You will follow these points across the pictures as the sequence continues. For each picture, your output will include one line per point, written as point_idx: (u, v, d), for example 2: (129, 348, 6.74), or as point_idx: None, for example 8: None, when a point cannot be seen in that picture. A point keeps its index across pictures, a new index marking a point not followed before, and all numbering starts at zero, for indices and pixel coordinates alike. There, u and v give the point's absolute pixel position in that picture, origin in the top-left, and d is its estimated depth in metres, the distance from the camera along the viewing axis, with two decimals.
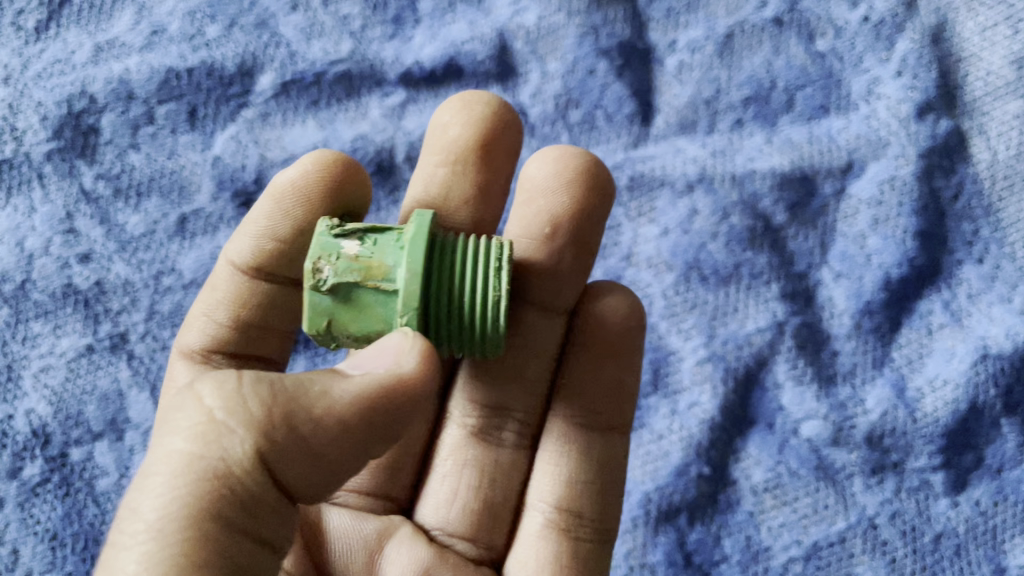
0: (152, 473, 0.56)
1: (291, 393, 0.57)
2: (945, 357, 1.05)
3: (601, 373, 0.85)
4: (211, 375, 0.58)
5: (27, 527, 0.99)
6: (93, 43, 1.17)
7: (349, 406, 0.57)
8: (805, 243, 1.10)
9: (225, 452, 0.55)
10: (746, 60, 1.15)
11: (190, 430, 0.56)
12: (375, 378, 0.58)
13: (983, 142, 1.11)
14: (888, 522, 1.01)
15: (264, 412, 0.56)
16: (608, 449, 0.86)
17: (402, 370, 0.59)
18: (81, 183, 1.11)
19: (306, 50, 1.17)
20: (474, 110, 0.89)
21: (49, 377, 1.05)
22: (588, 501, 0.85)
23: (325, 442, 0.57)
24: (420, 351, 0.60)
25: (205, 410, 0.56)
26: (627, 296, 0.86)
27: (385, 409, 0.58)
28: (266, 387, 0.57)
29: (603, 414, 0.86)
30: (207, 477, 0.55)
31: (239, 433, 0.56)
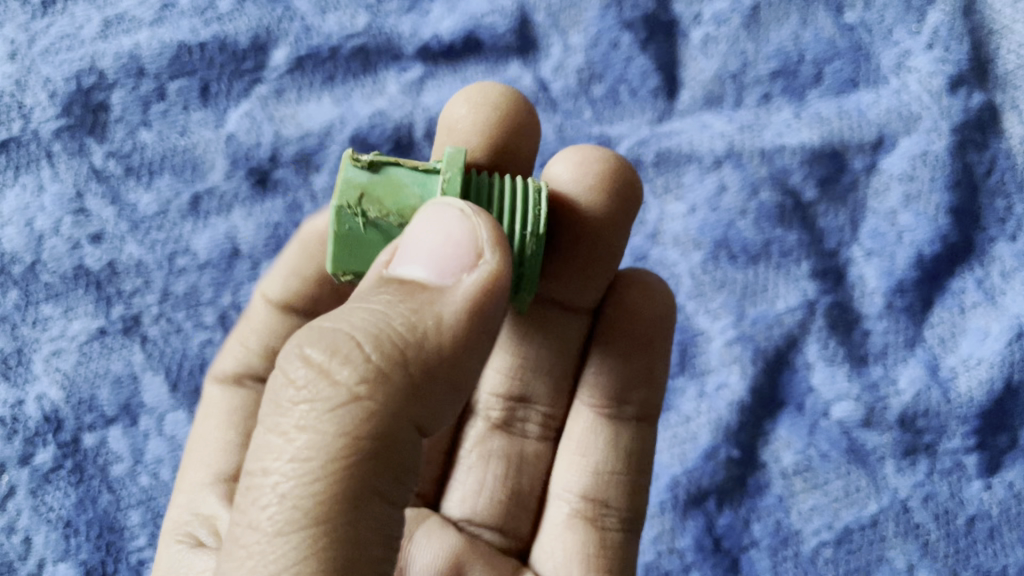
0: (296, 463, 0.52)
1: (412, 339, 0.55)
2: (978, 337, 1.02)
3: (625, 366, 0.83)
4: (323, 342, 0.55)
5: (40, 514, 0.98)
6: (102, 18, 1.14)
7: (459, 325, 0.56)
8: (835, 221, 1.07)
9: (372, 419, 0.53)
10: (773, 33, 1.12)
11: (321, 406, 0.53)
12: (478, 289, 0.56)
13: (1016, 117, 1.08)
14: (920, 505, 0.99)
15: (397, 364, 0.54)
16: (637, 440, 0.85)
17: (490, 268, 0.56)
18: (91, 162, 1.08)
19: (322, 25, 1.13)
20: (484, 104, 0.84)
21: (61, 361, 1.02)
22: (616, 492, 0.84)
23: (447, 373, 0.56)
24: (495, 236, 0.57)
25: (332, 382, 0.53)
26: (656, 293, 0.83)
27: (486, 315, 0.57)
28: (387, 340, 0.54)
29: (628, 407, 0.84)
30: (354, 447, 0.52)
31: (376, 393, 0.53)
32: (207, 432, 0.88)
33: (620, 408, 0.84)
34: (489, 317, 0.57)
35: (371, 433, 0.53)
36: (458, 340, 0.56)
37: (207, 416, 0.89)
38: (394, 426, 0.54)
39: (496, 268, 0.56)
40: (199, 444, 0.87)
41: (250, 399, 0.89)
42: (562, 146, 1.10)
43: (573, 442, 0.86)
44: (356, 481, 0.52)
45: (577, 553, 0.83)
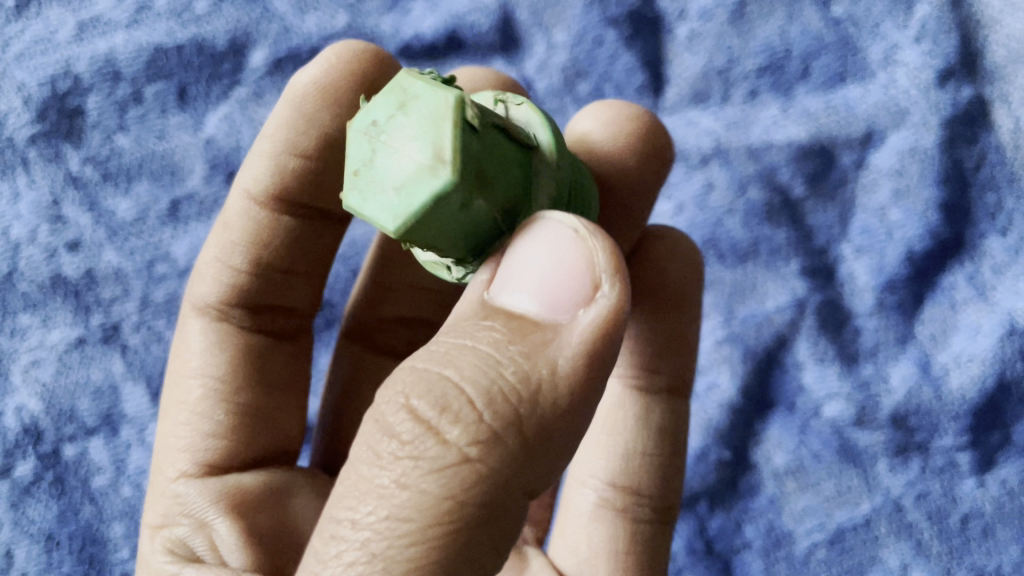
0: (392, 523, 0.52)
1: (524, 403, 0.53)
2: (970, 332, 1.01)
3: (657, 326, 0.88)
4: (433, 398, 0.54)
5: (22, 527, 0.96)
6: (76, 21, 1.11)
7: (574, 376, 0.54)
8: (825, 217, 1.05)
9: (479, 487, 0.52)
10: (759, 29, 1.09)
11: (430, 470, 0.52)
12: (596, 345, 0.55)
13: (1006, 110, 1.05)
14: (913, 504, 0.98)
15: (510, 424, 0.53)
16: (670, 412, 0.88)
17: (609, 303, 0.55)
18: (68, 168, 1.06)
19: (300, 25, 1.11)
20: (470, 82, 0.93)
21: (39, 372, 1.01)
22: (644, 473, 0.86)
23: (562, 429, 0.55)
24: (615, 264, 0.55)
25: (442, 447, 0.53)
26: (687, 256, 0.89)
27: (603, 362, 0.55)
28: (501, 405, 0.53)
29: (660, 372, 0.88)
30: (458, 518, 0.52)
31: (488, 457, 0.53)
32: (186, 407, 0.82)
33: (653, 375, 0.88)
34: (602, 378, 0.56)
35: (476, 500, 0.52)
36: (574, 394, 0.55)
37: (181, 379, 0.84)
38: (500, 492, 0.53)
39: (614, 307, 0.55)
40: (178, 426, 0.82)
41: (229, 367, 0.83)
42: None
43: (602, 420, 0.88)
44: (451, 548, 0.52)
45: (606, 543, 0.85)
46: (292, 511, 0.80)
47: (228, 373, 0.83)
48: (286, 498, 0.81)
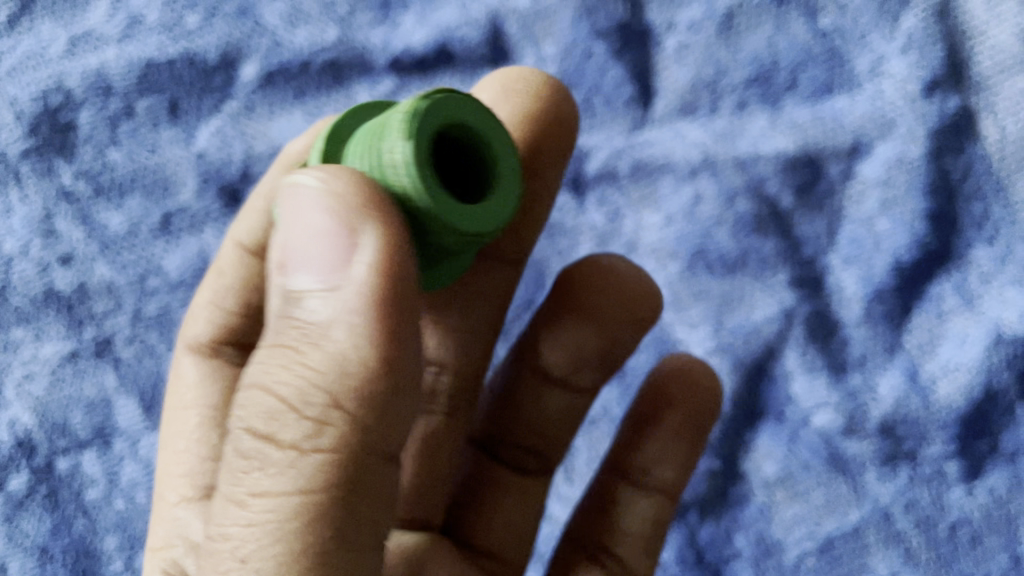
0: (258, 530, 0.57)
1: (331, 377, 0.55)
2: (958, 341, 1.01)
3: (657, 444, 0.97)
4: (261, 406, 0.57)
5: (15, 541, 0.97)
6: (68, 36, 1.11)
7: (365, 333, 0.54)
8: (813, 228, 1.06)
9: (321, 477, 0.56)
10: (746, 40, 1.10)
11: (273, 475, 0.56)
12: (376, 291, 0.54)
13: (992, 121, 1.05)
14: (902, 513, 0.98)
15: (322, 406, 0.55)
16: (651, 505, 0.96)
17: (373, 243, 0.54)
18: (61, 183, 1.07)
19: (291, 39, 1.12)
20: (518, 94, 0.92)
21: (33, 386, 1.01)
22: (623, 543, 0.95)
23: (388, 391, 0.55)
24: (362, 199, 0.54)
25: (275, 450, 0.56)
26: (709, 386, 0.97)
27: (405, 303, 0.55)
28: (310, 391, 0.55)
29: (654, 467, 0.96)
30: (308, 506, 0.56)
31: (321, 444, 0.56)
32: (182, 435, 0.86)
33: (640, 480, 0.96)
34: (408, 312, 0.55)
35: (327, 489, 0.56)
36: (382, 351, 0.54)
37: (177, 413, 0.88)
38: (349, 470, 0.56)
39: (380, 251, 0.54)
40: (174, 454, 0.86)
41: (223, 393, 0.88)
42: None
43: (594, 496, 0.98)
44: (319, 534, 0.56)
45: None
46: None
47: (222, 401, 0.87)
48: None
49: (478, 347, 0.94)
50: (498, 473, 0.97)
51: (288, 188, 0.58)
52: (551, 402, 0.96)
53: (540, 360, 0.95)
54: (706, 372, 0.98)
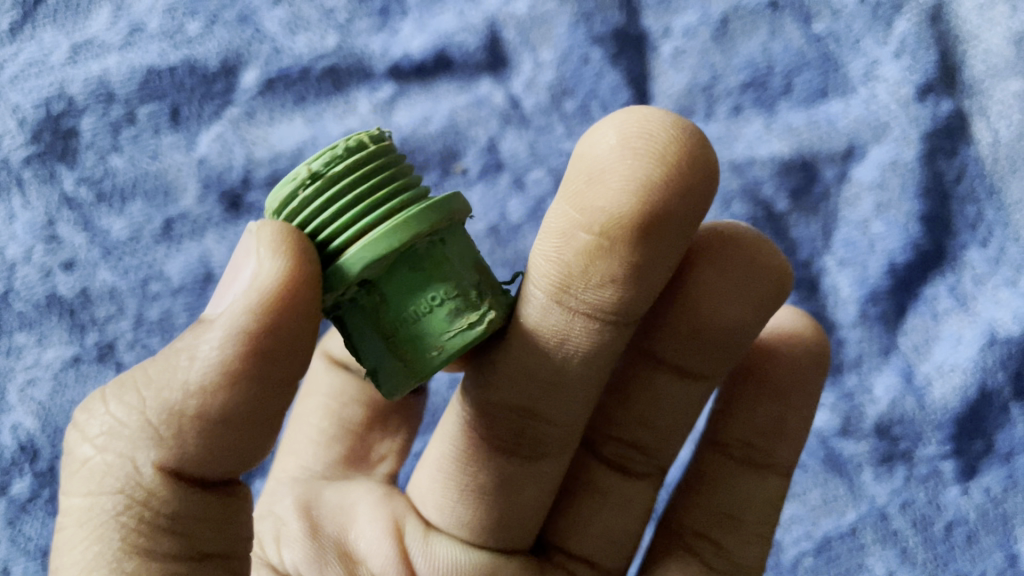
0: (85, 506, 0.61)
1: (160, 389, 0.59)
2: (952, 342, 1.02)
3: (755, 409, 0.86)
4: (89, 405, 0.63)
5: (18, 544, 0.97)
6: (70, 43, 1.13)
7: (206, 352, 0.58)
8: (807, 231, 1.07)
9: (116, 481, 0.60)
10: (742, 45, 1.11)
11: (87, 470, 0.61)
12: (241, 305, 0.59)
13: (985, 124, 1.07)
14: (898, 512, 0.99)
15: (142, 406, 0.60)
16: (758, 489, 0.87)
17: (261, 270, 0.59)
18: (63, 189, 1.08)
19: (291, 45, 1.13)
20: (640, 156, 0.66)
21: (36, 390, 1.02)
22: (732, 535, 0.87)
23: (195, 411, 0.59)
24: (273, 238, 0.60)
25: (93, 447, 0.61)
26: (821, 340, 0.85)
27: (255, 342, 0.58)
28: (135, 398, 0.60)
29: (759, 448, 0.86)
30: (116, 505, 0.60)
31: (114, 444, 0.61)
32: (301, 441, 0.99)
33: (747, 461, 0.87)
34: (263, 350, 0.59)
35: (117, 488, 0.60)
36: (218, 369, 0.58)
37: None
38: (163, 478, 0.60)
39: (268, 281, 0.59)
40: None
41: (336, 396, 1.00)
42: (534, 163, 1.11)
43: (709, 484, 0.88)
44: (109, 530, 0.60)
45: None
46: (354, 545, 0.86)
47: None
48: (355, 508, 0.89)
49: (575, 395, 0.77)
50: (599, 477, 0.88)
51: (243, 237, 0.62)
52: (664, 391, 0.83)
53: (649, 345, 0.81)
54: (819, 349, 0.85)
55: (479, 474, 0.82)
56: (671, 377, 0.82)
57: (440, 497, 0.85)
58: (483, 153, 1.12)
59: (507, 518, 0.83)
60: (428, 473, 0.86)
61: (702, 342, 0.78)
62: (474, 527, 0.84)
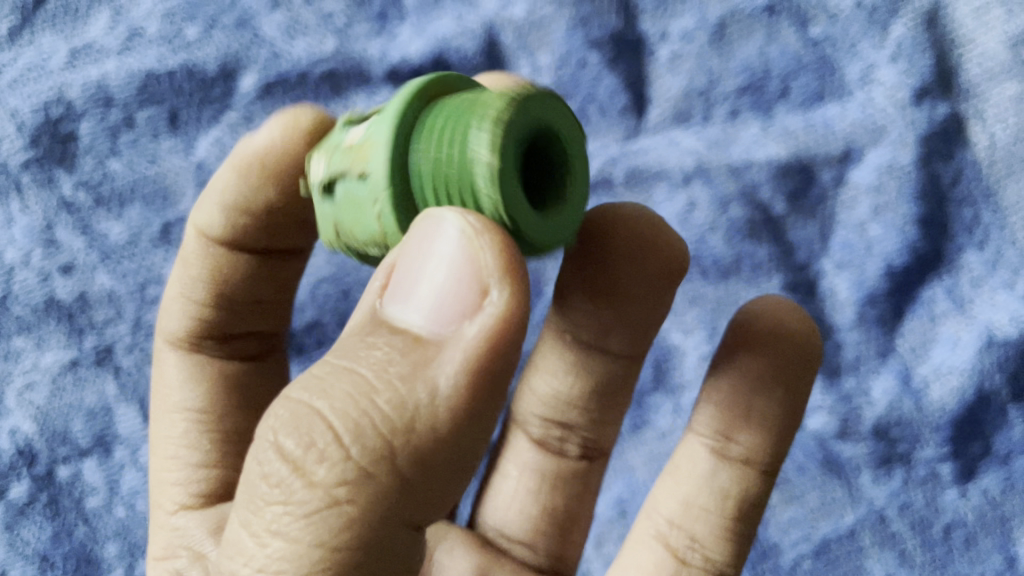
0: (257, 552, 0.52)
1: (401, 429, 0.50)
2: (949, 344, 1.03)
3: (740, 399, 0.82)
4: (297, 430, 0.51)
5: (16, 549, 0.98)
6: (69, 48, 1.13)
7: (462, 390, 0.51)
8: (805, 233, 1.08)
9: (354, 527, 0.51)
10: (739, 49, 1.12)
11: (303, 520, 0.51)
12: (477, 335, 0.51)
13: (980, 127, 1.07)
14: (897, 515, 1.00)
15: (345, 456, 0.50)
16: (733, 481, 0.83)
17: (496, 308, 0.51)
18: (62, 193, 1.08)
19: (290, 50, 1.13)
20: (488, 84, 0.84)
21: (33, 394, 1.02)
22: (704, 526, 0.84)
23: (431, 450, 0.51)
24: (503, 265, 0.50)
25: (319, 493, 0.50)
26: (805, 321, 0.81)
27: (493, 378, 0.52)
28: (368, 438, 0.50)
29: (737, 440, 0.82)
30: (339, 563, 0.51)
31: (335, 492, 0.50)
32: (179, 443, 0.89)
33: (722, 453, 0.83)
34: (498, 388, 0.52)
35: (338, 545, 0.51)
36: (454, 410, 0.51)
37: (165, 415, 0.90)
38: (364, 534, 0.51)
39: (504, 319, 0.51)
40: (167, 442, 0.89)
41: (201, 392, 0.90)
42: None
43: (676, 466, 0.86)
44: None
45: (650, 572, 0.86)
46: None
47: (206, 404, 0.90)
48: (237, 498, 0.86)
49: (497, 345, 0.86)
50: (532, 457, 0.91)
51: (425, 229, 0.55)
52: (588, 366, 0.86)
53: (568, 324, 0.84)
54: (807, 338, 0.80)
55: None
56: (570, 347, 0.85)
57: None
58: None
59: None
60: None
61: (626, 300, 0.80)
62: None
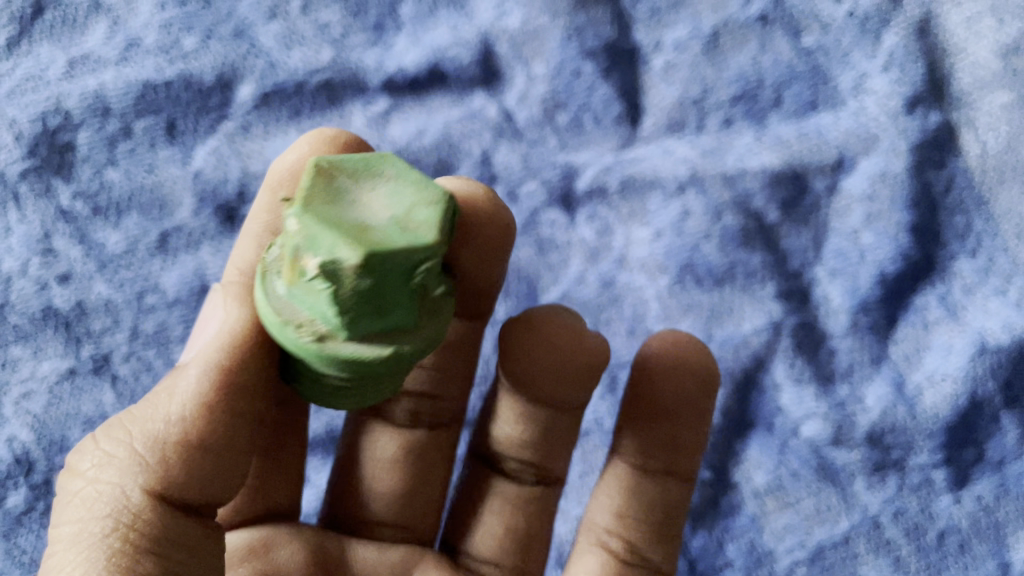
0: (52, 550, 0.63)
1: (138, 419, 0.64)
2: (943, 351, 1.03)
3: (651, 428, 0.90)
4: (75, 450, 0.66)
5: (13, 557, 0.97)
6: (67, 58, 1.13)
7: (176, 385, 0.64)
8: (798, 241, 1.08)
9: (111, 499, 0.63)
10: (732, 59, 1.13)
11: (79, 499, 0.63)
12: (208, 344, 0.65)
13: (972, 136, 1.08)
14: (891, 521, 1.00)
15: (99, 448, 0.64)
16: (658, 491, 0.91)
17: (234, 319, 0.66)
18: (58, 203, 1.09)
19: (286, 60, 1.14)
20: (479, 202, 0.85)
21: (31, 403, 1.02)
22: (637, 530, 0.92)
23: (184, 436, 0.63)
24: (244, 291, 0.67)
25: (84, 476, 0.64)
26: (705, 361, 0.90)
27: (232, 374, 0.65)
28: (117, 430, 0.64)
29: (661, 460, 0.91)
30: (119, 527, 0.62)
31: (103, 473, 0.63)
32: None
33: (647, 469, 0.91)
34: (231, 386, 0.65)
35: (108, 514, 0.62)
36: (145, 408, 0.64)
37: None
38: (112, 507, 0.62)
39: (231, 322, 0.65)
40: None
41: None
42: (528, 175, 1.13)
43: (602, 484, 0.94)
44: (92, 558, 0.61)
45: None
46: None
47: None
48: (270, 551, 0.81)
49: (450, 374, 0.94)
50: (493, 481, 0.94)
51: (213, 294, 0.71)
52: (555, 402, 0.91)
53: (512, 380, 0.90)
54: (705, 372, 0.90)
55: (388, 450, 0.92)
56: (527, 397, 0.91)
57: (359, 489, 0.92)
58: (476, 166, 1.13)
59: (414, 495, 0.93)
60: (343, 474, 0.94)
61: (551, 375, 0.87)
62: (389, 509, 0.92)
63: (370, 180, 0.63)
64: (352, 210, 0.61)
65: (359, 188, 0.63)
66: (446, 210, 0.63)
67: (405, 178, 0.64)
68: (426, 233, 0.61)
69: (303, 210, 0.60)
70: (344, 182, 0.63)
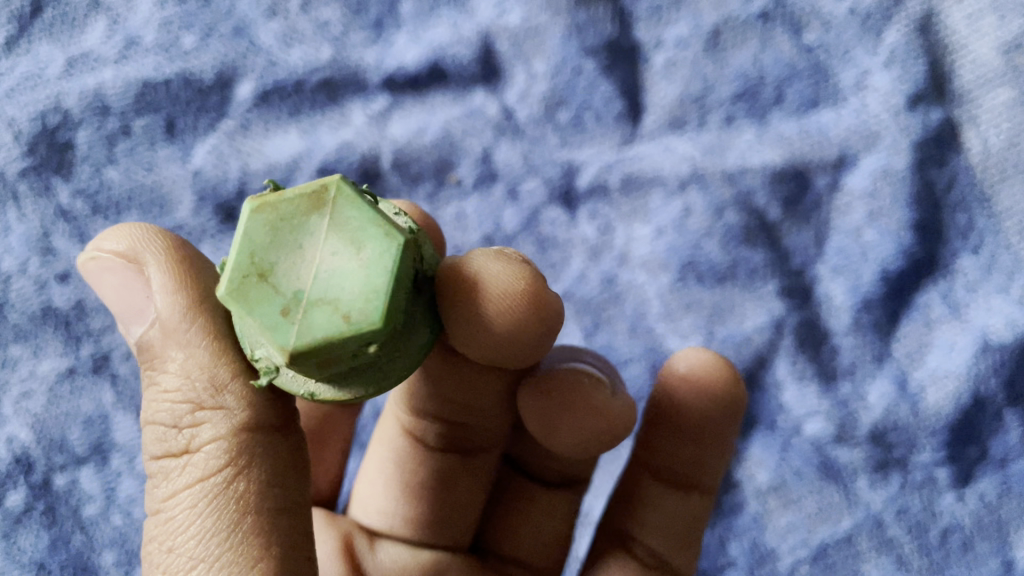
0: (170, 528, 0.64)
1: (192, 382, 0.64)
2: (945, 349, 1.03)
3: (676, 449, 0.93)
4: (154, 438, 0.66)
5: (12, 557, 0.97)
6: (66, 57, 1.13)
7: (187, 338, 0.64)
8: (800, 239, 1.08)
9: (216, 453, 0.64)
10: (733, 56, 1.12)
11: (186, 471, 0.64)
12: (160, 298, 0.64)
13: (975, 133, 1.07)
14: (894, 519, 1.00)
15: (175, 424, 0.65)
16: (680, 504, 0.94)
17: (156, 263, 0.65)
18: (59, 202, 1.08)
19: (286, 58, 1.14)
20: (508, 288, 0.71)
21: (30, 403, 1.02)
22: (662, 541, 0.93)
23: (241, 375, 0.65)
24: (143, 240, 0.66)
25: (180, 451, 0.65)
26: (734, 381, 0.91)
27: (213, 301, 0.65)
28: (178, 404, 0.65)
29: (690, 475, 0.93)
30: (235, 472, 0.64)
31: (200, 437, 0.64)
32: None
33: (670, 485, 0.94)
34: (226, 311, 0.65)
35: (221, 467, 0.64)
36: (189, 366, 0.64)
37: None
38: (221, 457, 0.64)
39: (165, 280, 0.64)
40: None
41: None
42: (528, 173, 1.13)
43: (629, 496, 0.96)
44: (224, 509, 0.63)
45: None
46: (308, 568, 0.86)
47: None
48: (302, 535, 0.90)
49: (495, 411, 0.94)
50: (525, 487, 1.00)
51: (88, 273, 0.69)
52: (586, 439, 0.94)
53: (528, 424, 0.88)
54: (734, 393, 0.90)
55: (419, 469, 0.96)
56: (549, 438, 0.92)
57: (385, 495, 0.96)
58: (476, 164, 1.13)
59: (447, 507, 0.96)
60: (370, 477, 0.98)
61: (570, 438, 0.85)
62: (417, 519, 0.95)
63: (342, 244, 0.58)
64: (285, 254, 0.58)
65: (324, 241, 0.58)
66: (348, 338, 0.57)
67: (368, 274, 0.57)
68: (297, 335, 0.57)
69: (252, 214, 0.59)
70: (318, 221, 0.59)
